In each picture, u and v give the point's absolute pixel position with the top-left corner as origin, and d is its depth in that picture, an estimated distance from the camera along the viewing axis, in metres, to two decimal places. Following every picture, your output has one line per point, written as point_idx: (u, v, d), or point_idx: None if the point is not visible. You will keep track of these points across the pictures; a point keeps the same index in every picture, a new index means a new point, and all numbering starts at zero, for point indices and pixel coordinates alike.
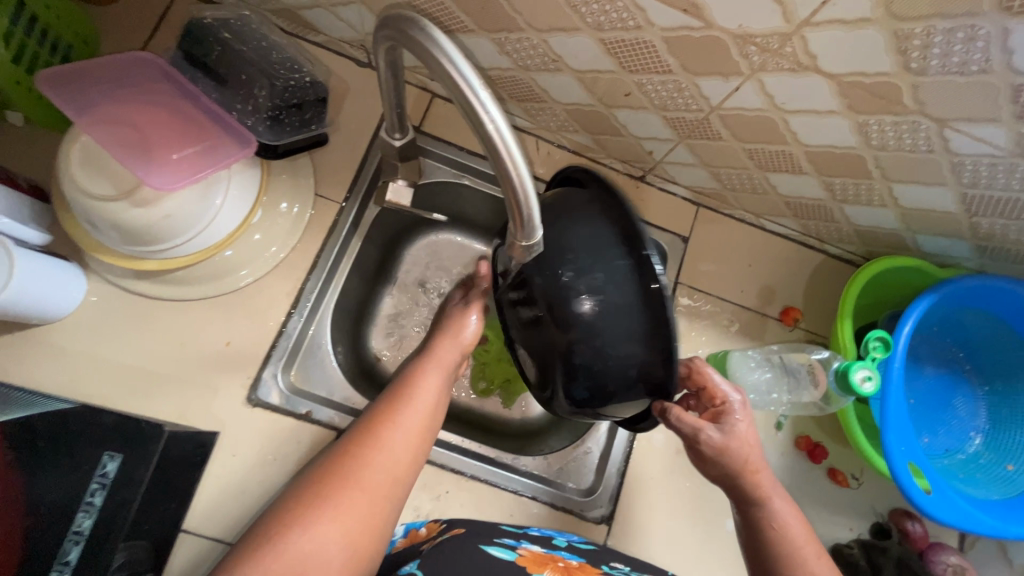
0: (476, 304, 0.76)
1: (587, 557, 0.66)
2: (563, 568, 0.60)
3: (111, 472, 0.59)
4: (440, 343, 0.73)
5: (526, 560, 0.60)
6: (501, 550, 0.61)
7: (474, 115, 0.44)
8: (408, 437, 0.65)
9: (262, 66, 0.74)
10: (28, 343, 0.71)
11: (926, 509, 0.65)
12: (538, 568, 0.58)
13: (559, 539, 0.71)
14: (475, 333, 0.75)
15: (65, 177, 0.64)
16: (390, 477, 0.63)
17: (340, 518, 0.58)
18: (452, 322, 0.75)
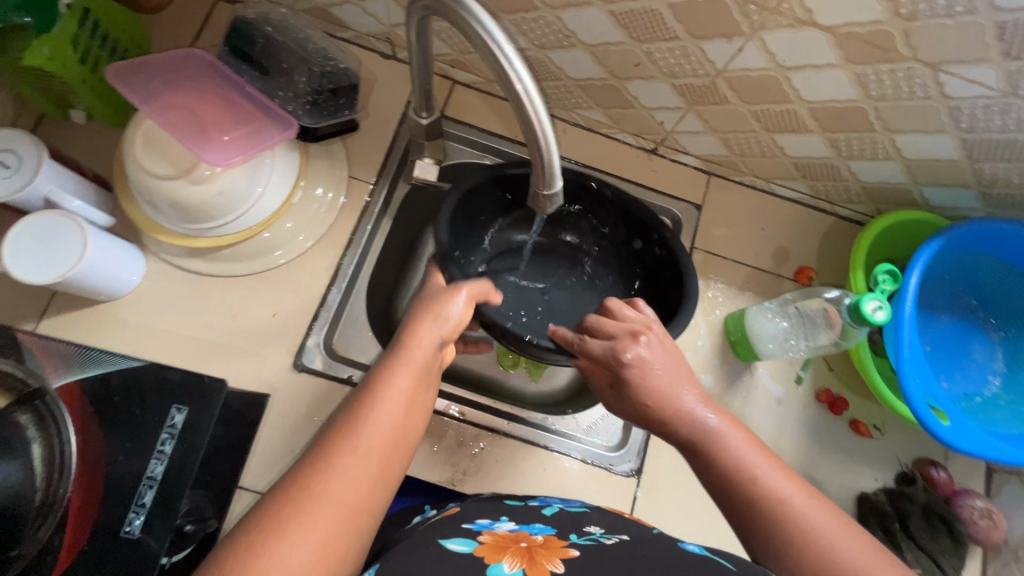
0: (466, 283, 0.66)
1: (562, 528, 0.61)
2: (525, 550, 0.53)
3: (179, 423, 0.65)
4: (424, 323, 0.62)
5: (486, 548, 0.54)
6: (461, 543, 0.55)
7: (501, 69, 0.48)
8: (385, 434, 0.51)
9: (301, 54, 0.81)
10: (94, 317, 0.78)
11: (945, 439, 0.67)
12: (495, 556, 0.52)
13: (549, 509, 0.68)
14: (461, 314, 0.65)
15: (130, 160, 0.71)
16: (361, 493, 0.47)
17: (300, 544, 0.43)
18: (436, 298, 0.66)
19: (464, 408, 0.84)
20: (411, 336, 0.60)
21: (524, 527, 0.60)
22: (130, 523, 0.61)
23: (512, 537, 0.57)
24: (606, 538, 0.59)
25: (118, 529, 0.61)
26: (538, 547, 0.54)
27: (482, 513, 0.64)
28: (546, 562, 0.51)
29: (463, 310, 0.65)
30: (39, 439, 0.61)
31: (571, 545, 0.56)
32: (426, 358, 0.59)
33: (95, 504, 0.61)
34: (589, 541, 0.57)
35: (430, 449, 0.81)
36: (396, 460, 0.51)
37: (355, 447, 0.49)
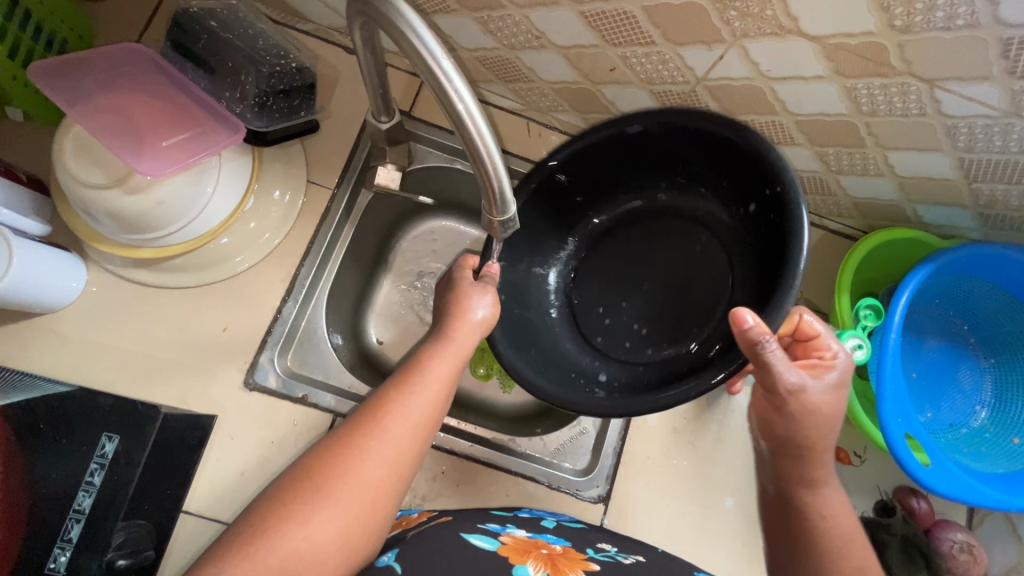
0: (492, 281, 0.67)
1: (575, 542, 0.64)
2: (546, 555, 0.57)
3: (109, 452, 0.61)
4: (461, 315, 0.62)
5: (509, 549, 0.57)
6: (484, 540, 0.58)
7: (439, 87, 0.43)
8: (417, 419, 0.56)
9: (249, 53, 0.73)
10: (31, 331, 0.73)
11: (926, 482, 0.63)
12: (521, 558, 0.55)
13: (550, 522, 0.69)
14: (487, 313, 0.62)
15: (60, 168, 0.65)
16: (391, 471, 0.54)
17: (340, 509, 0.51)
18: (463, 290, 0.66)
19: None
20: (450, 324, 0.61)
21: (539, 536, 0.63)
22: (54, 561, 0.57)
23: (532, 543, 0.60)
24: (621, 555, 0.62)
25: (42, 566, 0.57)
26: (559, 555, 0.58)
27: (490, 518, 0.66)
28: (568, 569, 0.56)
29: (489, 314, 0.61)
30: None
31: (589, 559, 0.59)
32: (463, 351, 0.60)
33: (14, 542, 0.57)
34: (606, 557, 0.61)
35: None
36: (423, 446, 0.57)
37: (393, 430, 0.55)
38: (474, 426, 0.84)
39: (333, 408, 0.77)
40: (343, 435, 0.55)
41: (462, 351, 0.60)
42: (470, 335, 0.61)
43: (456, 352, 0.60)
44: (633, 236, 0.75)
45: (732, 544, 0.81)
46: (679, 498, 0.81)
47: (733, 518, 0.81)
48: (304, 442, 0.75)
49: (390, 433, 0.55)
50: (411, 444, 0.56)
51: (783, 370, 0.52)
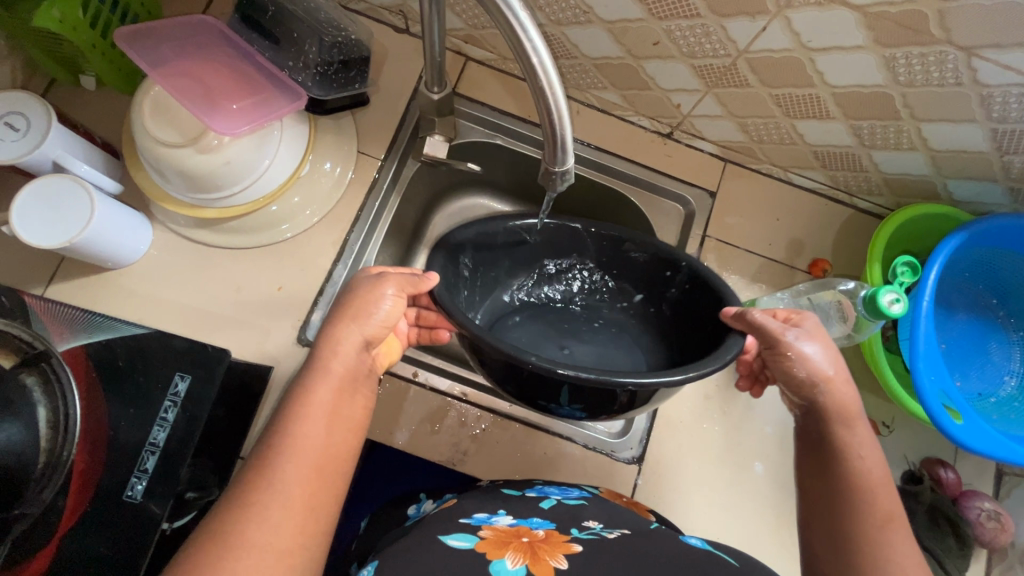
0: (392, 278, 0.63)
1: (560, 522, 0.62)
2: (526, 545, 0.56)
3: (181, 390, 0.65)
4: (341, 332, 0.60)
5: (486, 544, 0.56)
6: (460, 539, 0.57)
7: (515, 37, 0.46)
8: (312, 444, 0.52)
9: (311, 24, 0.78)
10: (101, 284, 0.78)
11: (958, 438, 0.66)
12: (499, 551, 0.54)
13: (548, 500, 0.68)
14: (389, 312, 0.62)
15: (138, 127, 0.70)
16: (288, 522, 0.48)
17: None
18: (355, 304, 0.62)
19: (467, 389, 0.83)
20: (327, 347, 0.58)
21: (523, 522, 0.62)
22: (131, 488, 0.61)
23: (514, 532, 0.59)
24: (607, 531, 0.61)
25: (121, 492, 0.61)
26: (539, 543, 0.57)
27: (480, 508, 0.65)
28: (549, 557, 0.54)
29: (390, 305, 0.62)
30: (45, 404, 0.62)
31: (573, 540, 0.58)
32: (345, 367, 0.58)
33: (97, 467, 0.62)
34: (591, 535, 0.59)
35: (431, 429, 0.81)
36: (331, 469, 0.53)
37: (277, 479, 0.49)
38: None
39: None
40: (239, 479, 0.49)
41: (345, 369, 0.58)
42: (347, 348, 0.59)
43: (337, 372, 0.57)
44: (565, 313, 0.83)
45: (762, 507, 0.83)
46: (710, 462, 0.84)
47: (763, 482, 0.84)
48: None
49: (288, 463, 0.50)
50: (315, 467, 0.51)
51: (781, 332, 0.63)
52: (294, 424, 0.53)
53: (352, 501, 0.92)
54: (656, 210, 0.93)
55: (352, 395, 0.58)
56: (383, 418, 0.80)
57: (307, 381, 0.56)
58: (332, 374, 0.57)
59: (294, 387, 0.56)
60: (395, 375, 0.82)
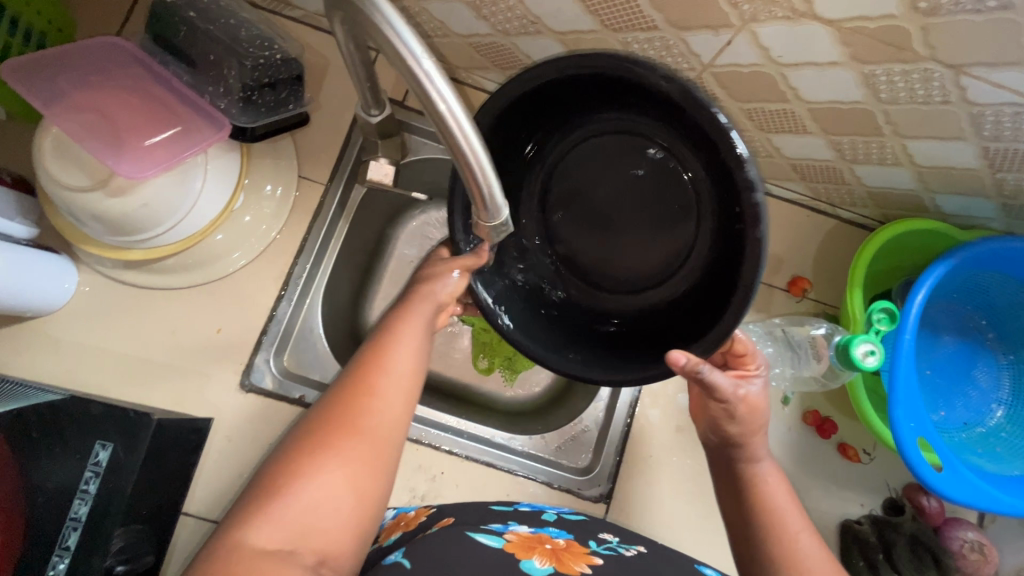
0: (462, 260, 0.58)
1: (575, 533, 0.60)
2: (552, 551, 0.54)
3: (103, 460, 0.60)
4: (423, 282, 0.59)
5: (514, 546, 0.53)
6: (489, 537, 0.54)
7: (420, 88, 0.39)
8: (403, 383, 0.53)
9: (230, 44, 0.70)
10: (24, 334, 0.73)
11: (937, 488, 0.61)
12: (526, 553, 0.52)
13: (549, 514, 0.65)
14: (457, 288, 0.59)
15: (40, 170, 0.64)
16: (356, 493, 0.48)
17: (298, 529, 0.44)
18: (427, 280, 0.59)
19: (424, 431, 0.79)
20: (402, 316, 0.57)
21: (541, 530, 0.59)
22: (53, 568, 0.58)
23: (537, 537, 0.56)
24: (623, 547, 0.58)
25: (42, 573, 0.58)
26: (563, 549, 0.54)
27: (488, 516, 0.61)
28: (573, 564, 0.52)
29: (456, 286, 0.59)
30: None
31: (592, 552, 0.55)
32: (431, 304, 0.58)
33: (15, 547, 0.58)
34: (608, 550, 0.57)
35: None
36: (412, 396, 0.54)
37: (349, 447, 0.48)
38: (474, 426, 0.83)
39: None
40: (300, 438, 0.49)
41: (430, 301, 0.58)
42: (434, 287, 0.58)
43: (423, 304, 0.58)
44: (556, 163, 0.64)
45: None
46: (683, 495, 0.80)
47: None
48: None
49: (380, 394, 0.52)
50: (406, 393, 0.53)
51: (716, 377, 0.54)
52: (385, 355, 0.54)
53: None
54: None
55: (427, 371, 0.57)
56: None
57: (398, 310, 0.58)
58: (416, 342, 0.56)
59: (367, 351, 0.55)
60: None
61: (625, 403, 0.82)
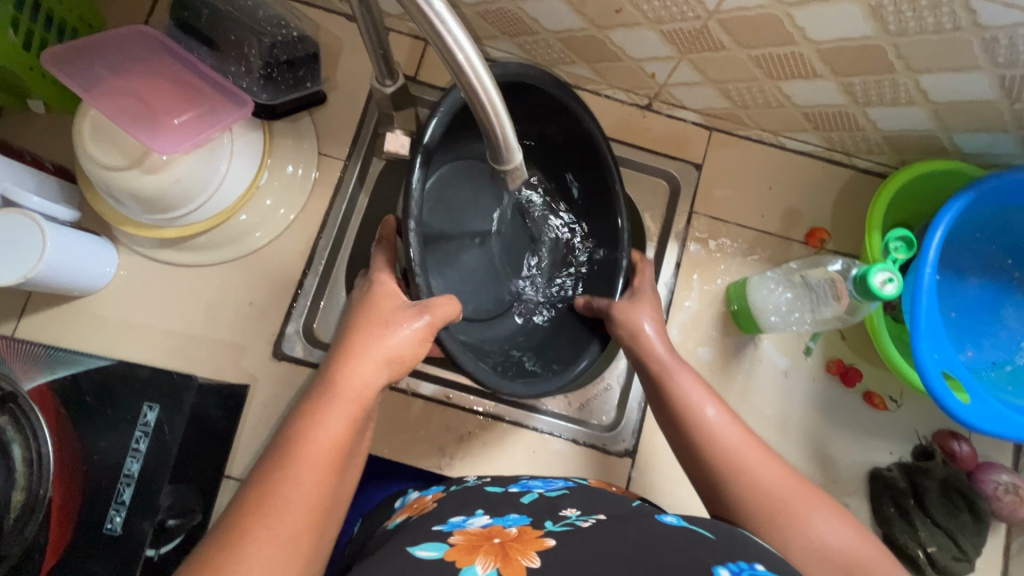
0: (431, 309, 0.55)
1: (538, 516, 0.49)
2: (500, 548, 0.43)
3: (151, 420, 0.64)
4: (357, 365, 0.51)
5: (456, 552, 0.42)
6: (429, 548, 0.43)
7: (436, 34, 0.40)
8: (339, 443, 0.46)
9: (250, 24, 0.73)
10: (71, 312, 0.77)
11: (965, 418, 0.61)
12: (467, 558, 0.41)
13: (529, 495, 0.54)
14: (408, 342, 0.54)
15: (81, 152, 0.68)
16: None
17: None
18: (373, 331, 0.53)
19: (451, 391, 0.81)
20: (342, 371, 0.50)
21: (498, 521, 0.48)
22: (111, 521, 0.62)
23: (486, 534, 0.46)
24: (581, 520, 0.47)
25: (100, 526, 0.62)
26: (512, 540, 0.44)
27: (457, 507, 0.52)
28: (523, 557, 0.41)
29: (409, 339, 0.53)
30: (18, 442, 0.62)
31: (549, 533, 0.45)
32: (361, 405, 0.49)
33: (75, 502, 0.62)
34: (565, 526, 0.46)
35: (416, 435, 0.79)
36: (318, 534, 0.44)
37: (275, 517, 0.41)
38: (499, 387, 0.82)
39: None
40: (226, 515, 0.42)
41: (362, 397, 0.49)
42: (369, 380, 0.51)
43: (354, 399, 0.49)
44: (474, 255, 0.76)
45: None
46: None
47: None
48: None
49: (281, 530, 0.41)
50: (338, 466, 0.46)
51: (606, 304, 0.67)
52: (298, 459, 0.44)
53: None
54: (638, 188, 0.88)
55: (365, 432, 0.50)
56: None
57: (316, 406, 0.48)
58: (356, 399, 0.49)
59: (301, 411, 0.48)
60: None
61: None
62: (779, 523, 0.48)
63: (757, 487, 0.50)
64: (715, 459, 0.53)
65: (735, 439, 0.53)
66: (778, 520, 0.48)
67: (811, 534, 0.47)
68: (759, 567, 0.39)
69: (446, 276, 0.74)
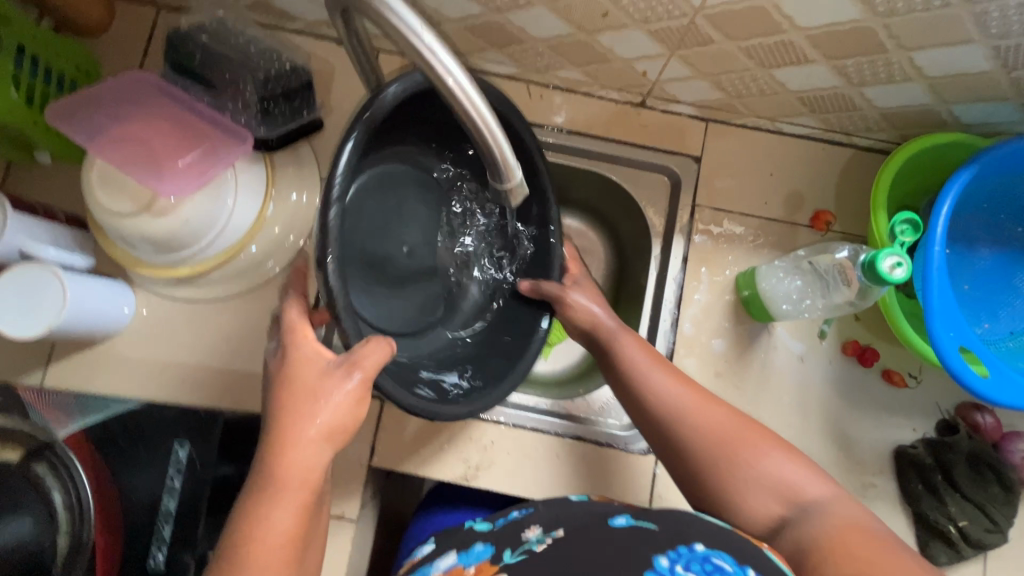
0: (359, 364, 0.54)
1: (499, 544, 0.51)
2: None
3: (182, 457, 0.71)
4: (301, 449, 0.50)
5: None
6: None
7: (432, 69, 0.44)
8: (291, 532, 0.48)
9: (242, 60, 0.76)
10: (92, 357, 0.78)
11: (983, 393, 0.62)
12: None
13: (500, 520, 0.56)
14: (344, 410, 0.52)
15: (93, 201, 0.69)
16: None
17: None
18: (305, 406, 0.52)
19: None
20: (280, 460, 0.50)
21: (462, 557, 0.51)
22: (153, 557, 0.69)
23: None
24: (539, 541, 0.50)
25: (145, 561, 0.69)
26: None
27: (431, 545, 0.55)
28: None
29: (343, 407, 0.52)
30: (58, 488, 0.70)
31: (502, 569, 0.47)
32: (310, 489, 0.50)
33: (118, 542, 0.69)
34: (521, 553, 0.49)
35: (440, 448, 0.80)
36: None
37: None
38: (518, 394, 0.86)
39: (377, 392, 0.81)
40: None
41: (308, 481, 0.50)
42: (314, 462, 0.50)
43: (299, 486, 0.49)
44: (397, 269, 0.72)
45: None
46: None
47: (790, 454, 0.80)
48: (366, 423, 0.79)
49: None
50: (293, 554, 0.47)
51: (566, 294, 0.69)
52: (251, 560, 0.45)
53: (384, 524, 0.94)
54: (639, 185, 0.88)
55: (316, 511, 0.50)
56: (390, 444, 0.80)
57: (262, 498, 0.48)
58: (303, 485, 0.49)
59: (247, 505, 0.48)
60: None
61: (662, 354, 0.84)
62: (743, 469, 0.55)
63: (719, 443, 0.56)
64: (670, 424, 0.60)
65: (689, 403, 0.60)
66: (738, 461, 0.55)
67: (768, 470, 0.54)
68: (698, 547, 0.45)
69: (376, 298, 0.70)
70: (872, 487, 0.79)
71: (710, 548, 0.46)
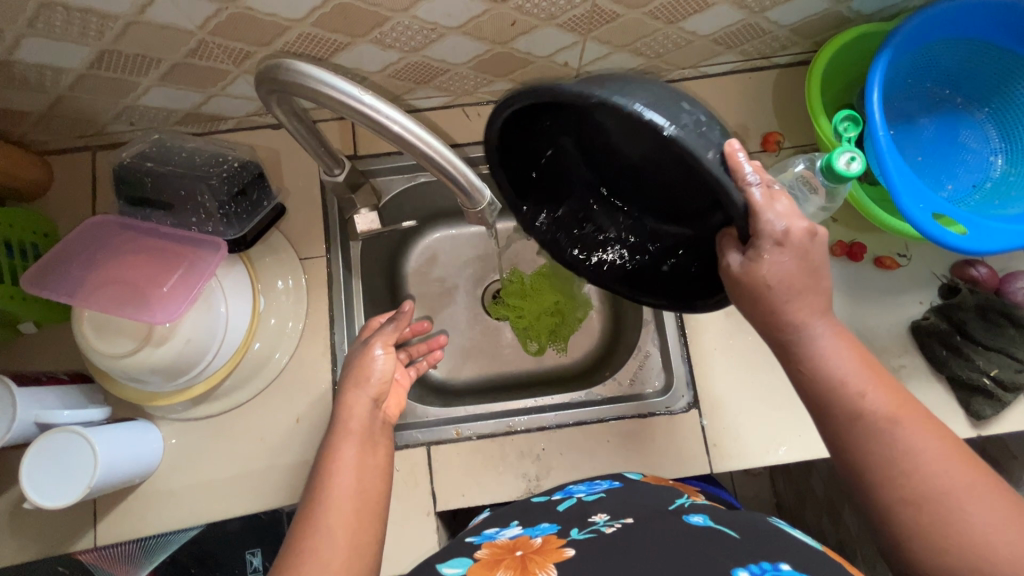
0: (379, 338, 0.73)
1: (566, 523, 0.59)
2: (521, 559, 0.52)
3: (258, 564, 0.76)
4: (350, 397, 0.68)
5: (479, 565, 0.51)
6: (456, 564, 0.53)
7: (375, 121, 0.49)
8: (355, 454, 0.61)
9: (191, 173, 0.77)
10: (136, 503, 0.78)
11: (966, 248, 0.66)
12: (491, 570, 0.50)
13: (568, 501, 0.65)
14: (384, 366, 0.71)
15: (89, 351, 0.70)
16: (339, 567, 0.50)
17: None
18: (357, 366, 0.71)
19: (511, 420, 0.84)
20: (342, 409, 0.66)
21: (524, 533, 0.58)
22: None
23: (510, 546, 0.56)
24: (609, 525, 0.56)
25: None
26: (532, 554, 0.53)
27: (492, 525, 0.63)
28: (540, 568, 0.50)
29: (382, 361, 0.71)
30: None
31: (568, 543, 0.54)
32: (362, 424, 0.65)
33: None
34: (589, 533, 0.55)
35: (497, 471, 0.81)
36: (367, 529, 0.55)
37: (325, 517, 0.54)
38: (551, 397, 0.89)
39: (419, 439, 0.82)
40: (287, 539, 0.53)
41: (360, 419, 0.65)
42: (361, 406, 0.67)
43: (355, 422, 0.64)
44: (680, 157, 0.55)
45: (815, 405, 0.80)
46: (763, 372, 0.83)
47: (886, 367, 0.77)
48: (420, 470, 0.81)
49: (323, 524, 0.53)
50: (361, 472, 0.59)
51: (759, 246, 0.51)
52: (330, 475, 0.58)
53: None
54: None
55: (378, 448, 0.63)
56: (448, 483, 0.81)
57: (333, 439, 0.63)
58: (357, 422, 0.64)
59: (322, 448, 0.63)
60: (441, 441, 0.82)
61: (672, 315, 0.87)
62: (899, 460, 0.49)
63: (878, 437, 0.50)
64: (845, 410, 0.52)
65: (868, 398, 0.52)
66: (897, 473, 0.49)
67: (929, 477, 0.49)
68: (783, 567, 0.45)
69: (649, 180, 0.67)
70: (903, 367, 0.82)
71: (796, 570, 0.45)
